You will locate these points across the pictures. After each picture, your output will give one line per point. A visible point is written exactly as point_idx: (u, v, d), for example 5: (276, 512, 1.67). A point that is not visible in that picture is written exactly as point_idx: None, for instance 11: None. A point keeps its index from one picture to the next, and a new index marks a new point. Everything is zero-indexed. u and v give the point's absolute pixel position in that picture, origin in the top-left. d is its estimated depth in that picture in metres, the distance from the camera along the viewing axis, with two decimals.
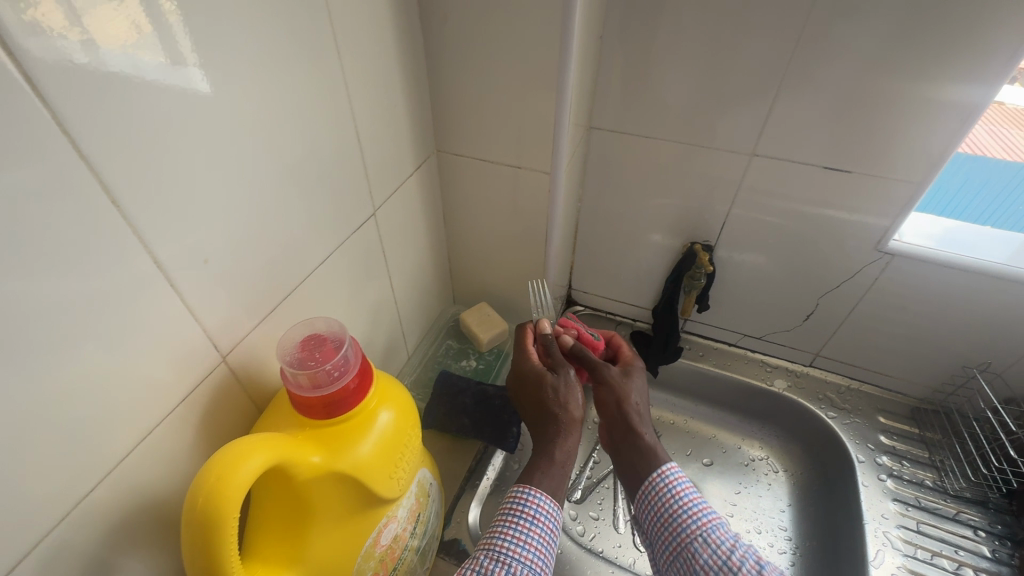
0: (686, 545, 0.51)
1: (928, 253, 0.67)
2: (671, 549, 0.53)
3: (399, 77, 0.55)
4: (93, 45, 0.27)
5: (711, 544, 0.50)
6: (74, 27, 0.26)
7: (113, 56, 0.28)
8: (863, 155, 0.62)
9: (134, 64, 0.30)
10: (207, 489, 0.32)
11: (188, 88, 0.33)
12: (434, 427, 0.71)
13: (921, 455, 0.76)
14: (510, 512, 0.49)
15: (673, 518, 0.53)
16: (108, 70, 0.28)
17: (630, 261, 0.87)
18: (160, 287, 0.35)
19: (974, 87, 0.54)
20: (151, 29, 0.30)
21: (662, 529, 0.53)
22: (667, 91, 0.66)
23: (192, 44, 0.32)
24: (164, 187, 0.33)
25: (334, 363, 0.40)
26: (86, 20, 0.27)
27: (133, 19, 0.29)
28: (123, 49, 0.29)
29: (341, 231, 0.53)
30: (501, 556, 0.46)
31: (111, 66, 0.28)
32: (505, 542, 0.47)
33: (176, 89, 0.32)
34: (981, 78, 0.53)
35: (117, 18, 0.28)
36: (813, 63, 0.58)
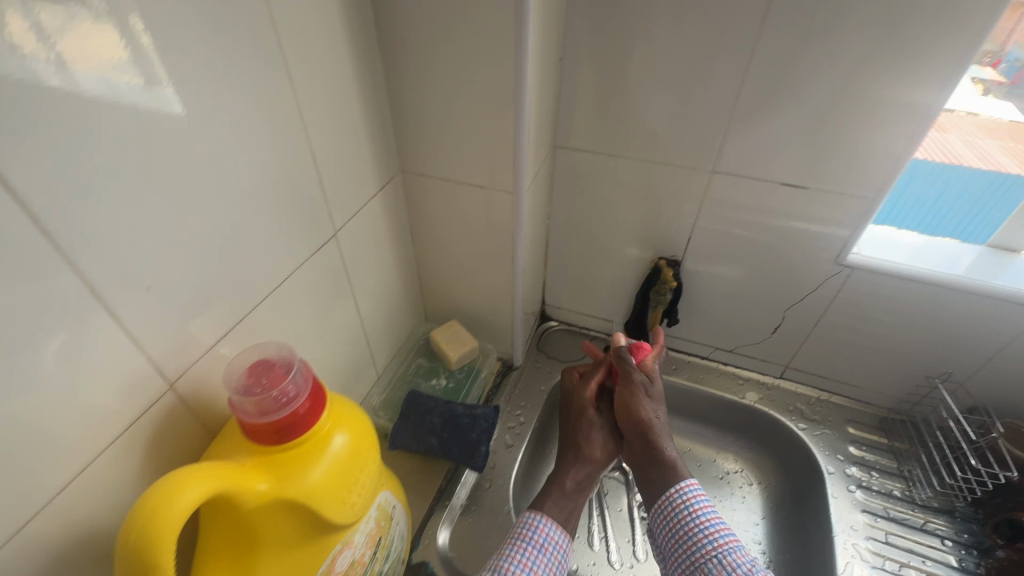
0: (700, 564, 0.54)
1: (886, 266, 0.68)
2: (684, 566, 0.55)
3: (357, 100, 0.56)
4: (65, 67, 0.30)
5: (725, 565, 0.52)
6: (46, 48, 0.29)
7: (89, 78, 0.31)
8: (817, 171, 0.64)
9: (109, 84, 0.32)
10: (141, 522, 0.31)
11: (160, 108, 0.36)
12: (402, 448, 0.70)
13: (889, 466, 0.77)
14: (521, 536, 0.56)
15: (689, 536, 0.55)
16: (80, 88, 0.31)
17: (600, 276, 0.88)
18: (97, 314, 0.35)
19: (915, 107, 0.56)
20: (125, 52, 0.33)
21: (679, 547, 0.56)
22: (626, 110, 0.68)
23: (164, 67, 0.35)
24: (101, 214, 0.33)
25: (282, 388, 0.40)
26: (60, 43, 0.29)
27: (107, 42, 0.31)
28: (98, 70, 0.31)
29: (299, 253, 0.53)
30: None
31: (87, 86, 0.31)
32: (514, 563, 0.54)
33: (148, 108, 0.35)
34: (920, 98, 0.55)
35: (91, 41, 0.31)
36: (763, 83, 0.60)
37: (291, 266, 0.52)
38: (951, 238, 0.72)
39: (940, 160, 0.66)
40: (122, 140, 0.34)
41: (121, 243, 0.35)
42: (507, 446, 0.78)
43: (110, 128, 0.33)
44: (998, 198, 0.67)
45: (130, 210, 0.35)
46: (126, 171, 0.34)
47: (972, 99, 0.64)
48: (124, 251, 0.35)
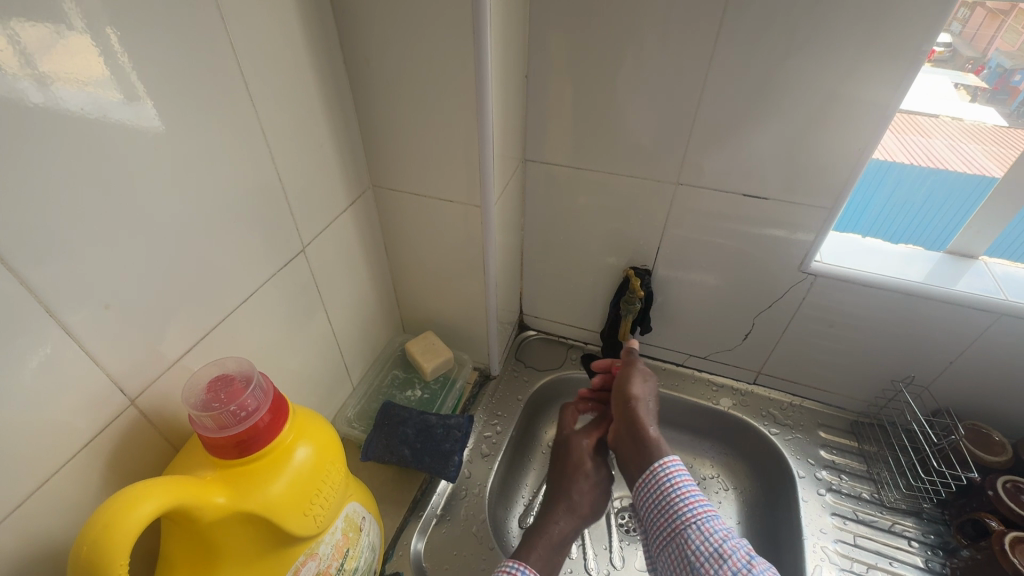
0: (680, 532, 0.54)
1: (847, 272, 0.70)
2: (665, 534, 0.55)
3: (323, 118, 0.57)
4: (49, 89, 0.32)
5: (703, 532, 0.53)
6: (27, 69, 0.31)
7: (74, 98, 0.34)
8: (777, 181, 0.66)
9: (93, 101, 0.35)
10: (94, 536, 0.32)
11: (142, 124, 0.38)
12: (375, 459, 0.71)
13: (859, 469, 0.78)
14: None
15: (670, 504, 0.56)
16: (66, 106, 0.34)
17: (575, 286, 0.89)
18: (55, 332, 0.36)
19: (863, 119, 0.59)
20: (108, 72, 0.35)
21: (660, 515, 0.56)
22: (591, 125, 0.70)
23: (143, 84, 0.38)
24: (61, 233, 0.35)
25: (241, 403, 0.41)
26: (42, 64, 0.32)
27: (89, 63, 0.34)
28: (83, 90, 0.34)
29: (267, 268, 0.54)
30: None
31: (73, 104, 0.34)
32: None
33: (131, 124, 0.38)
34: (867, 113, 0.58)
35: (74, 61, 0.33)
36: (718, 99, 0.62)
37: (258, 282, 0.53)
38: (912, 243, 0.74)
39: (923, 163, 0.67)
40: (83, 162, 0.35)
41: (83, 261, 0.36)
42: (483, 456, 0.79)
43: (70, 151, 0.34)
44: (977, 202, 0.68)
45: (91, 228, 0.37)
46: (87, 190, 0.36)
47: (957, 104, 0.64)
48: (85, 269, 0.37)
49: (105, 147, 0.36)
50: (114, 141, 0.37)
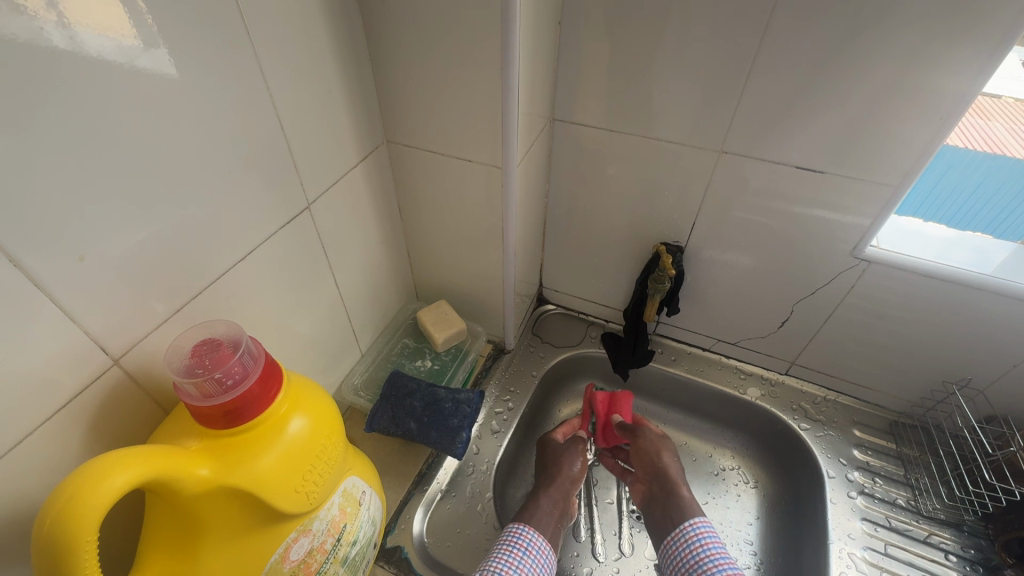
0: None
1: (906, 260, 0.62)
2: None
3: (333, 62, 0.52)
4: (72, 31, 0.31)
5: None
6: (50, 8, 0.30)
7: (93, 40, 0.32)
8: (837, 156, 0.58)
9: (114, 45, 0.33)
10: (61, 506, 0.29)
11: (157, 71, 0.36)
12: (380, 430, 0.68)
13: (895, 473, 0.73)
14: (506, 543, 0.60)
15: (698, 565, 0.61)
16: (86, 51, 0.32)
17: (599, 260, 0.84)
18: (24, 286, 0.32)
19: (954, 85, 0.50)
20: (127, 15, 0.33)
21: (686, 573, 0.61)
22: (630, 85, 0.63)
23: (158, 27, 0.35)
24: (25, 175, 0.31)
25: (228, 369, 0.37)
26: (63, 4, 0.30)
27: (109, 4, 0.32)
28: (104, 33, 0.32)
29: (267, 226, 0.50)
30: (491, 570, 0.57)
31: (93, 48, 0.32)
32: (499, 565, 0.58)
33: (145, 69, 0.35)
34: (958, 77, 0.50)
35: (96, 3, 0.32)
36: (779, 59, 0.54)
37: (256, 239, 0.49)
38: (970, 230, 0.66)
39: (982, 148, 0.59)
40: (52, 97, 0.31)
41: (52, 209, 0.33)
42: (493, 432, 0.76)
43: (37, 85, 0.30)
44: None
45: (66, 173, 0.33)
46: (60, 129, 0.32)
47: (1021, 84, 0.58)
48: (56, 219, 0.33)
49: (80, 84, 0.32)
50: (90, 75, 0.33)
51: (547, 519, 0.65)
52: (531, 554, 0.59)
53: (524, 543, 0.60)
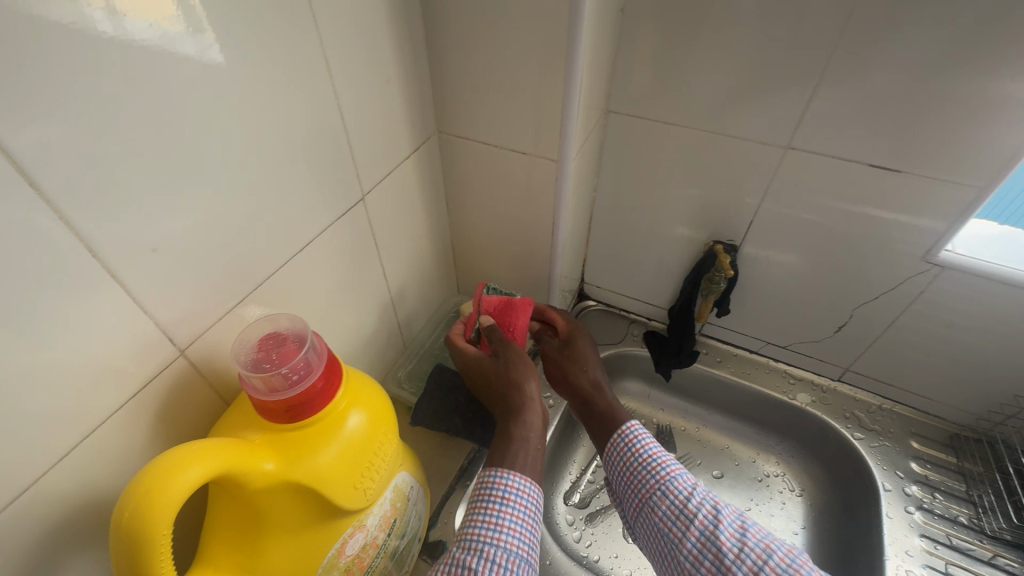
0: (647, 499, 0.56)
1: (984, 267, 0.58)
2: (636, 503, 0.57)
3: (392, 51, 0.51)
4: (117, 15, 0.29)
5: (669, 495, 0.54)
6: None
7: (139, 25, 0.30)
8: (917, 154, 0.55)
9: (161, 32, 0.31)
10: (139, 498, 0.29)
11: (204, 59, 0.34)
12: (423, 424, 0.68)
13: (956, 488, 0.69)
14: (481, 499, 0.50)
15: (635, 474, 0.58)
16: (134, 38, 0.30)
17: (645, 257, 0.81)
18: (96, 277, 0.32)
19: None
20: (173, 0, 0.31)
21: (629, 487, 0.58)
22: (691, 75, 0.60)
23: (206, 11, 0.33)
24: (99, 168, 0.31)
25: (293, 365, 0.37)
26: None
27: None
28: (150, 19, 0.31)
29: (323, 219, 0.50)
30: (473, 542, 0.47)
31: (140, 36, 0.30)
32: (477, 528, 0.48)
33: (193, 57, 0.34)
34: None
35: None
36: (861, 50, 0.51)
37: (312, 233, 0.49)
38: None
39: None
40: (119, 86, 0.30)
41: (110, 203, 0.32)
42: None
43: (106, 72, 0.29)
44: None
45: (132, 164, 0.32)
46: (123, 118, 0.31)
47: None
48: (119, 212, 0.32)
49: (148, 73, 0.31)
50: (157, 64, 0.32)
51: (531, 453, 0.54)
52: (516, 502, 0.50)
53: (501, 491, 0.50)
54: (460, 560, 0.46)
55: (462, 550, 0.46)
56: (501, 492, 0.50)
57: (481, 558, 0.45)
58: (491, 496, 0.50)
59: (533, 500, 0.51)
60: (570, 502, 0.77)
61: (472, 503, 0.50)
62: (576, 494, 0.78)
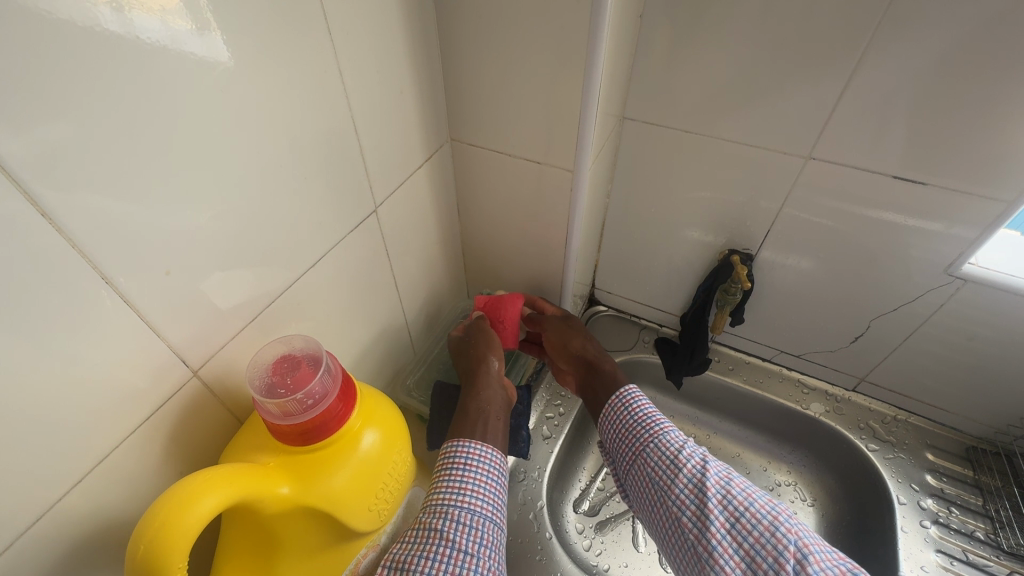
0: (639, 452, 0.58)
1: (1008, 281, 0.57)
2: (627, 458, 0.59)
3: (406, 60, 0.50)
4: (122, 12, 0.28)
5: (661, 448, 0.56)
6: None
7: (144, 23, 0.29)
8: (944, 165, 0.53)
9: (167, 30, 0.30)
10: (153, 530, 0.29)
11: (211, 58, 0.33)
12: (438, 447, 0.67)
13: (973, 502, 0.68)
14: (445, 467, 0.49)
15: (629, 430, 0.59)
16: (140, 37, 0.29)
17: (658, 263, 0.80)
18: (106, 297, 0.32)
19: None
20: None
21: (621, 441, 0.60)
22: (708, 80, 0.58)
23: (212, 9, 0.32)
24: (107, 186, 0.30)
25: (309, 390, 0.36)
26: None
27: None
28: (155, 15, 0.29)
29: (335, 231, 0.49)
30: (438, 507, 0.45)
31: (146, 35, 0.29)
32: (442, 494, 0.47)
33: (199, 58, 0.32)
34: None
35: None
36: (887, 58, 0.49)
37: (325, 245, 0.48)
38: None
39: None
40: (127, 92, 0.29)
41: (116, 215, 0.31)
42: (545, 438, 0.74)
43: (116, 80, 0.28)
44: None
45: (140, 175, 0.31)
46: (130, 131, 0.30)
47: None
48: (126, 224, 0.31)
49: (156, 86, 0.30)
50: (166, 73, 0.31)
51: (490, 421, 0.55)
52: (478, 467, 0.49)
53: (463, 458, 0.49)
54: (425, 525, 0.44)
55: (427, 513, 0.45)
56: (464, 459, 0.49)
57: (448, 519, 0.44)
58: (454, 464, 0.49)
59: (497, 466, 0.51)
60: (580, 510, 0.77)
61: (436, 472, 0.49)
62: (586, 502, 0.77)
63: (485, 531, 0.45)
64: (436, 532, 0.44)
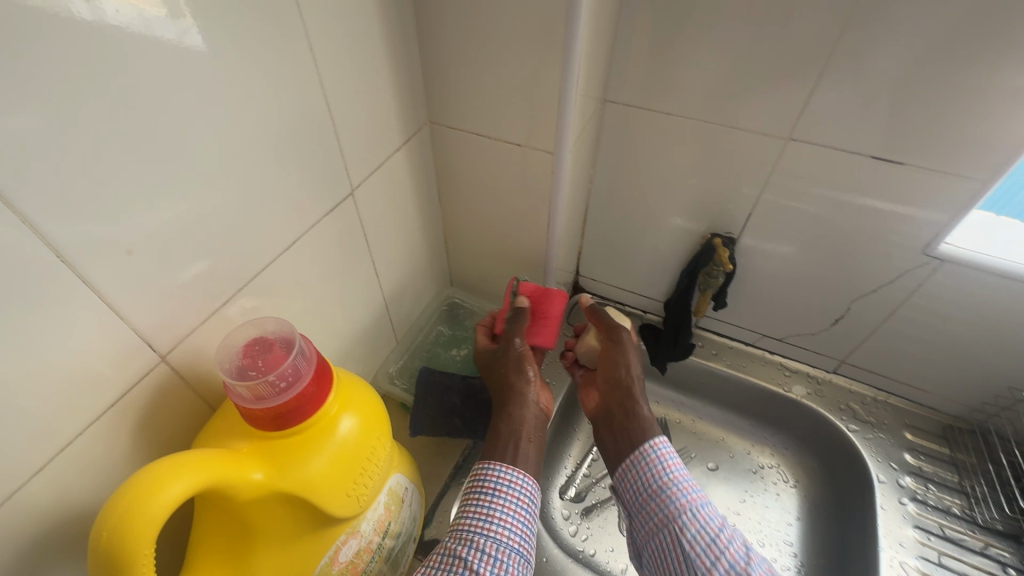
0: (673, 518, 0.52)
1: (983, 259, 0.58)
2: (655, 521, 0.54)
3: (380, 36, 0.48)
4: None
5: (698, 519, 0.51)
6: None
7: (116, 8, 0.28)
8: (921, 146, 0.53)
9: (137, 16, 0.29)
10: (118, 517, 0.28)
11: (184, 44, 0.32)
12: (423, 434, 0.66)
13: (949, 479, 0.70)
14: (475, 491, 0.50)
15: (661, 490, 0.55)
16: (108, 22, 0.28)
17: (641, 249, 0.80)
18: (73, 282, 0.31)
19: None
20: None
21: (650, 501, 0.55)
22: (688, 62, 0.58)
23: None
24: (66, 164, 0.28)
25: (281, 372, 0.35)
26: None
27: None
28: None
29: (310, 214, 0.48)
30: (465, 534, 0.46)
31: (117, 19, 0.28)
32: (470, 520, 0.48)
33: (171, 44, 0.31)
34: None
35: None
36: (866, 37, 0.49)
37: (299, 229, 0.47)
38: None
39: None
40: (87, 67, 0.28)
41: (77, 195, 0.29)
42: None
43: (74, 54, 0.27)
44: None
45: (102, 153, 0.30)
46: (91, 108, 0.29)
47: None
48: (87, 205, 0.30)
49: (117, 60, 0.29)
50: (132, 52, 0.30)
51: (521, 444, 0.54)
52: (507, 494, 0.50)
53: (493, 483, 0.50)
54: (451, 551, 0.45)
55: (454, 539, 0.46)
56: (493, 484, 0.50)
57: (472, 548, 0.45)
58: (483, 488, 0.50)
59: (527, 493, 0.51)
60: (566, 496, 0.77)
61: (466, 494, 0.51)
62: (571, 489, 0.77)
63: (508, 562, 0.45)
64: (461, 560, 0.44)
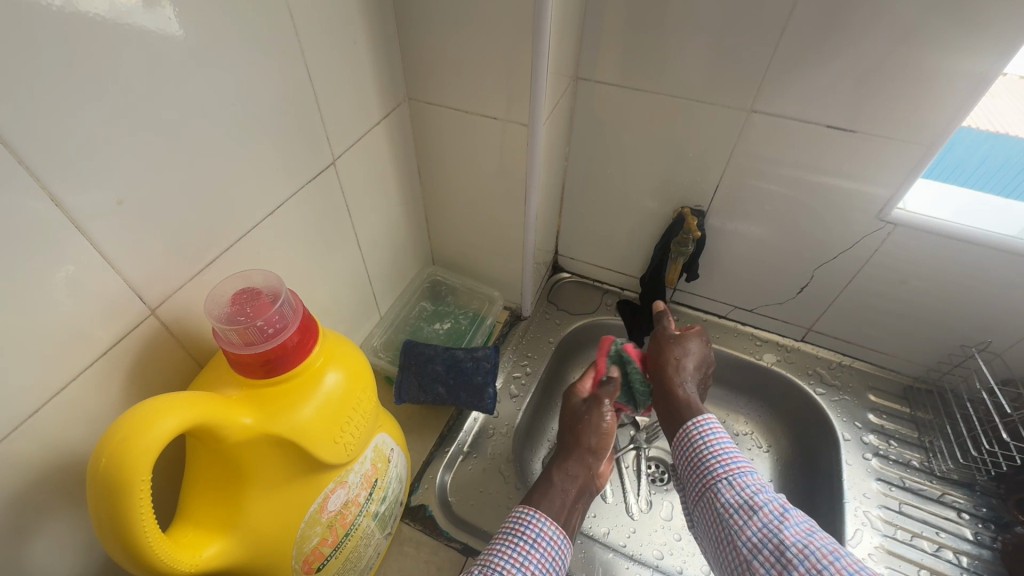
0: (710, 486, 0.51)
1: (930, 223, 0.62)
2: (698, 490, 0.52)
3: (358, 9, 0.50)
4: None
5: (735, 486, 0.49)
6: None
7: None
8: (871, 115, 0.57)
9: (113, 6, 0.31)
10: (115, 445, 0.30)
11: (160, 29, 0.33)
12: (409, 401, 0.68)
13: (910, 435, 0.74)
14: (512, 533, 0.48)
15: (702, 462, 0.52)
16: (85, 10, 0.29)
17: (617, 226, 0.83)
18: (66, 232, 0.32)
19: (984, 47, 0.49)
20: None
21: (692, 473, 0.53)
22: (655, 39, 0.61)
23: None
24: (57, 115, 0.30)
25: (268, 318, 0.37)
26: None
27: None
28: None
29: (292, 182, 0.49)
30: (495, 572, 0.45)
31: (91, 7, 0.30)
32: (501, 560, 0.46)
33: (148, 28, 0.33)
34: (983, 50, 0.49)
35: None
36: (818, 11, 0.52)
37: (283, 196, 0.49)
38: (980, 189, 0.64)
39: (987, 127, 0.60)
40: (74, 22, 0.29)
41: (62, 145, 0.31)
42: (512, 396, 0.76)
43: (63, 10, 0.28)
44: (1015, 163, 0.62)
45: (91, 107, 0.31)
46: (79, 64, 0.30)
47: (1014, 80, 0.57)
48: (72, 156, 0.31)
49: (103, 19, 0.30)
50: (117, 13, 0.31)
51: (567, 501, 0.53)
52: (544, 548, 0.48)
53: (534, 533, 0.48)
54: None
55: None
56: (535, 533, 0.48)
57: None
58: (523, 534, 0.48)
59: (560, 556, 0.49)
60: None
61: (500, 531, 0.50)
62: None
63: None
64: None
